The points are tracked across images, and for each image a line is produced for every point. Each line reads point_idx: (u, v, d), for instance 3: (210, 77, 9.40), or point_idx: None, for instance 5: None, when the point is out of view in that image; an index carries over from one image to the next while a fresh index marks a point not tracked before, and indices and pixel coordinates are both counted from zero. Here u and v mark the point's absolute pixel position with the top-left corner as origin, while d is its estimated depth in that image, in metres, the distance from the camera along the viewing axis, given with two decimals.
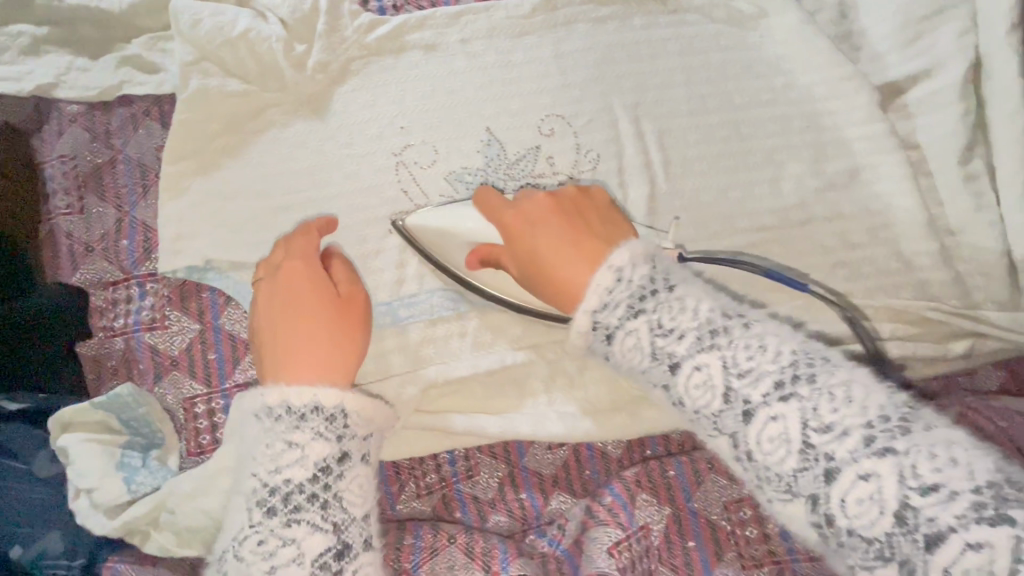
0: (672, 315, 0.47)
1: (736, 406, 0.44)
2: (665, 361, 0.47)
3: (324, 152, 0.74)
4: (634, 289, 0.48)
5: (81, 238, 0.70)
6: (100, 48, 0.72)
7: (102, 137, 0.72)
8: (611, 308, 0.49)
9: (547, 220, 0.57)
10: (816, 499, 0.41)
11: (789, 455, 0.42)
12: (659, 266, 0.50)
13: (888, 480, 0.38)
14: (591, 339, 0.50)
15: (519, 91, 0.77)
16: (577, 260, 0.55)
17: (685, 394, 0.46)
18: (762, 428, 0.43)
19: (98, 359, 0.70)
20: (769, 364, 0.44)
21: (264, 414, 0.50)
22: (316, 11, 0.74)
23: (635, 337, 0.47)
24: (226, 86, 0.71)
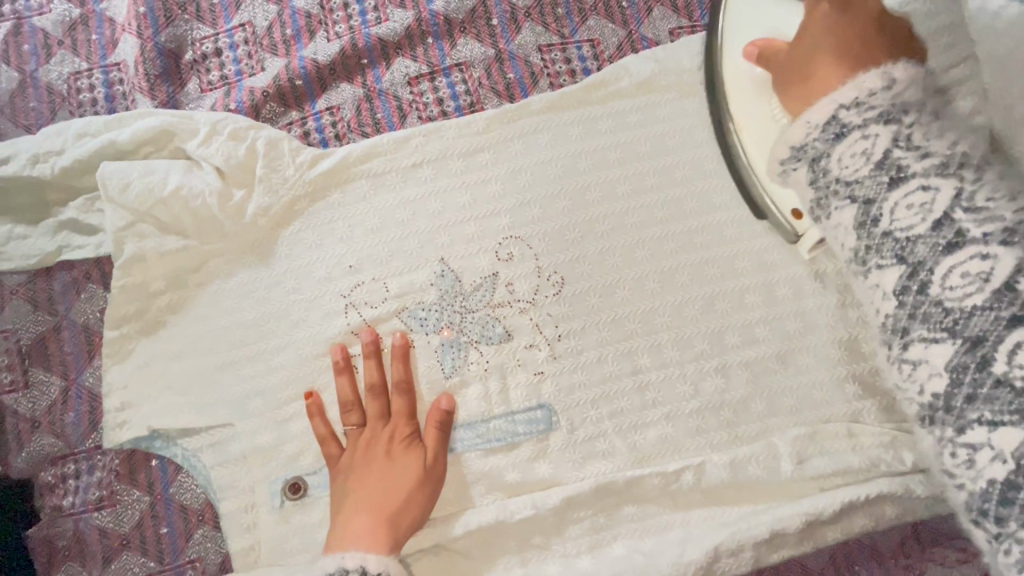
0: (927, 134, 0.35)
1: (943, 235, 0.33)
2: (890, 172, 0.35)
3: (271, 299, 0.70)
4: (898, 100, 0.36)
5: (25, 414, 0.68)
6: (37, 213, 0.70)
7: (45, 305, 0.70)
8: (915, 150, 0.35)
9: (848, 16, 0.42)
10: (982, 342, 0.31)
11: (922, 223, 0.33)
12: (929, 103, 0.36)
13: (947, 195, 0.33)
14: (790, 156, 0.39)
15: (473, 214, 0.71)
16: (833, 62, 0.41)
17: (886, 210, 0.35)
18: (906, 195, 0.34)
19: (49, 541, 0.66)
20: (943, 147, 0.34)
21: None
22: (252, 154, 0.70)
23: (864, 146, 0.35)
24: (163, 245, 0.68)
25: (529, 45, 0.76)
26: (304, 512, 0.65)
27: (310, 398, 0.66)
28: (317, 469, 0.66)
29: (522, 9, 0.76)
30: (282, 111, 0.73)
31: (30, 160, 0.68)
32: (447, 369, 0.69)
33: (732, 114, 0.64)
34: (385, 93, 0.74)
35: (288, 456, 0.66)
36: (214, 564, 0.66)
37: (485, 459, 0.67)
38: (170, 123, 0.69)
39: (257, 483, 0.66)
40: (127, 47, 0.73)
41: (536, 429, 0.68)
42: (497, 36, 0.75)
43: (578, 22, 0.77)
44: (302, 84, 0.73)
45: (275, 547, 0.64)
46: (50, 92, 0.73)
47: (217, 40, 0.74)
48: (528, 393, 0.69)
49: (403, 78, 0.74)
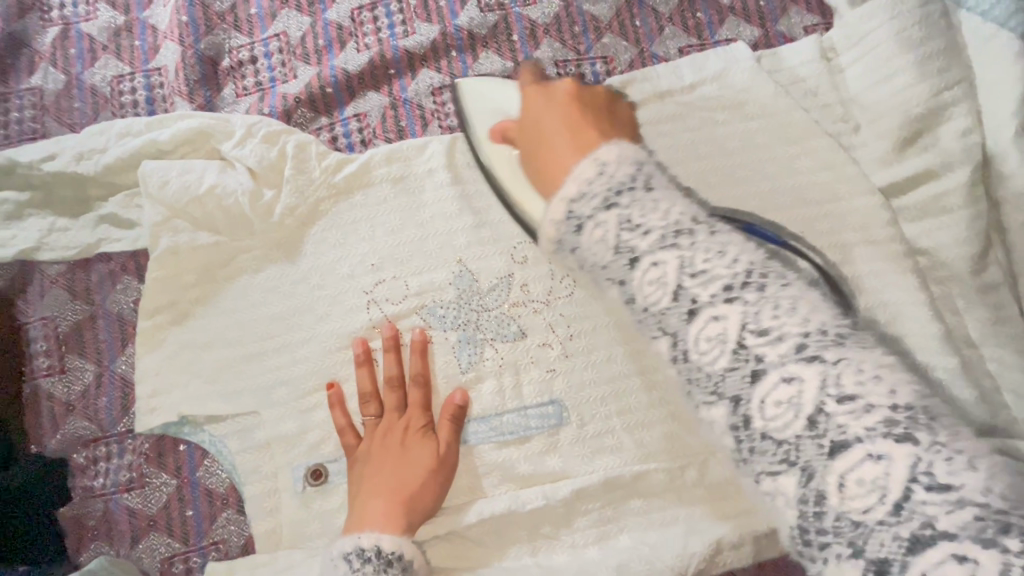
0: (643, 211, 0.32)
1: (745, 366, 0.29)
2: (625, 256, 0.31)
3: (296, 294, 0.73)
4: (614, 181, 0.33)
5: (61, 398, 0.71)
6: (79, 206, 0.74)
7: (83, 294, 0.73)
8: (640, 231, 0.31)
9: (571, 109, 0.44)
10: (739, 402, 0.29)
11: (725, 360, 0.29)
12: (641, 176, 0.34)
13: (736, 323, 0.29)
14: (559, 231, 0.34)
15: (491, 217, 0.75)
16: (568, 145, 0.40)
17: (635, 290, 0.31)
18: (702, 328, 0.30)
19: (80, 520, 0.69)
20: (725, 268, 0.30)
21: (352, 555, 0.55)
22: (283, 156, 0.73)
23: (604, 229, 0.32)
24: (197, 240, 0.72)
25: (546, 60, 0.79)
26: (324, 497, 0.68)
27: (331, 389, 0.69)
28: (337, 457, 0.69)
29: (540, 26, 0.80)
30: (312, 117, 0.77)
31: (76, 157, 0.72)
32: (463, 365, 0.72)
33: (501, 175, 0.64)
34: (409, 102, 0.78)
35: (310, 444, 0.69)
36: (236, 546, 0.69)
37: (498, 452, 0.70)
38: (208, 126, 0.73)
39: (279, 469, 0.69)
40: (168, 53, 0.78)
41: (547, 424, 0.71)
42: (516, 50, 0.79)
43: (593, 40, 0.80)
44: (332, 92, 0.77)
45: (296, 531, 0.67)
46: (94, 94, 0.77)
47: (253, 49, 0.78)
48: (540, 390, 0.72)
49: (427, 88, 0.78)
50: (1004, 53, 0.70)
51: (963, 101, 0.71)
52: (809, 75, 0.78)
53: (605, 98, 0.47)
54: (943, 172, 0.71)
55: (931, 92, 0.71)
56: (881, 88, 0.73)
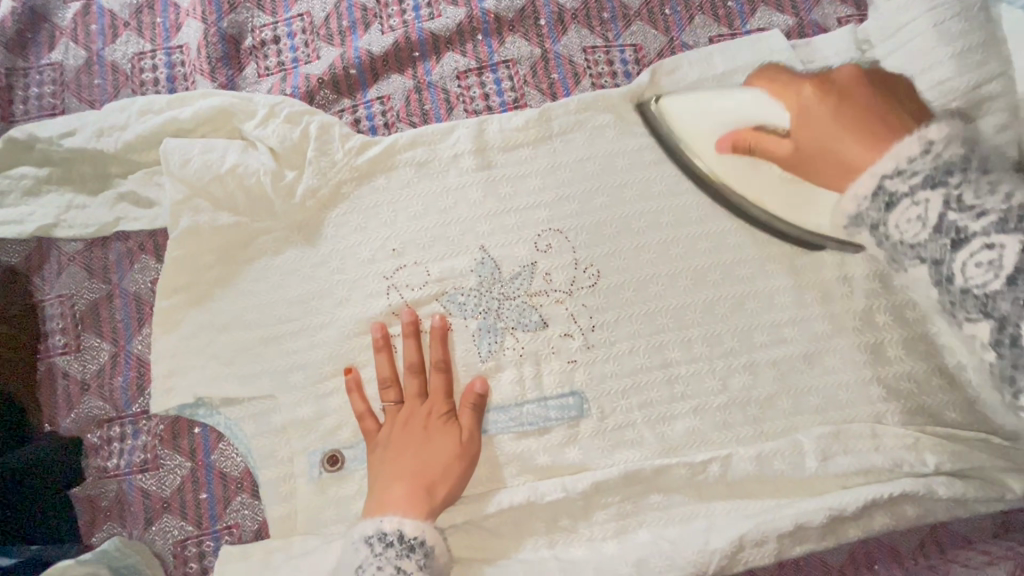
0: (976, 192, 0.46)
1: (949, 236, 0.47)
2: (949, 235, 0.47)
3: (315, 278, 0.72)
4: (939, 160, 0.49)
5: (77, 376, 0.70)
6: (98, 184, 0.73)
7: (100, 273, 0.72)
8: (903, 176, 0.50)
9: (844, 104, 0.59)
10: (978, 298, 0.46)
11: (996, 279, 0.44)
12: (973, 158, 0.48)
13: (1012, 250, 0.44)
14: (865, 207, 0.52)
15: (515, 204, 0.74)
16: (861, 145, 0.55)
17: (894, 229, 0.50)
18: (972, 255, 0.46)
19: (91, 500, 0.68)
20: (994, 203, 0.45)
21: (373, 538, 0.56)
22: (306, 137, 0.72)
23: (922, 208, 0.48)
24: (217, 220, 0.71)
25: (574, 47, 0.78)
26: (340, 483, 0.67)
27: (349, 374, 0.68)
28: (354, 442, 0.68)
29: (568, 12, 0.79)
30: (334, 99, 0.76)
31: (94, 134, 0.71)
32: (484, 353, 0.71)
33: (709, 168, 0.71)
34: (434, 86, 0.77)
35: (327, 429, 0.69)
36: (249, 531, 0.68)
37: (517, 442, 0.69)
38: (230, 104, 0.72)
39: (295, 454, 0.68)
40: (190, 31, 0.77)
41: (568, 415, 0.70)
42: (544, 36, 0.78)
43: (621, 27, 0.79)
44: (356, 73, 0.76)
45: (310, 516, 0.66)
46: (114, 71, 0.76)
47: (276, 28, 0.77)
48: (562, 380, 0.71)
49: (452, 72, 0.77)
50: None
51: (1001, 96, 0.69)
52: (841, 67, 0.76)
53: (857, 80, 0.60)
54: None
55: (968, 86, 0.69)
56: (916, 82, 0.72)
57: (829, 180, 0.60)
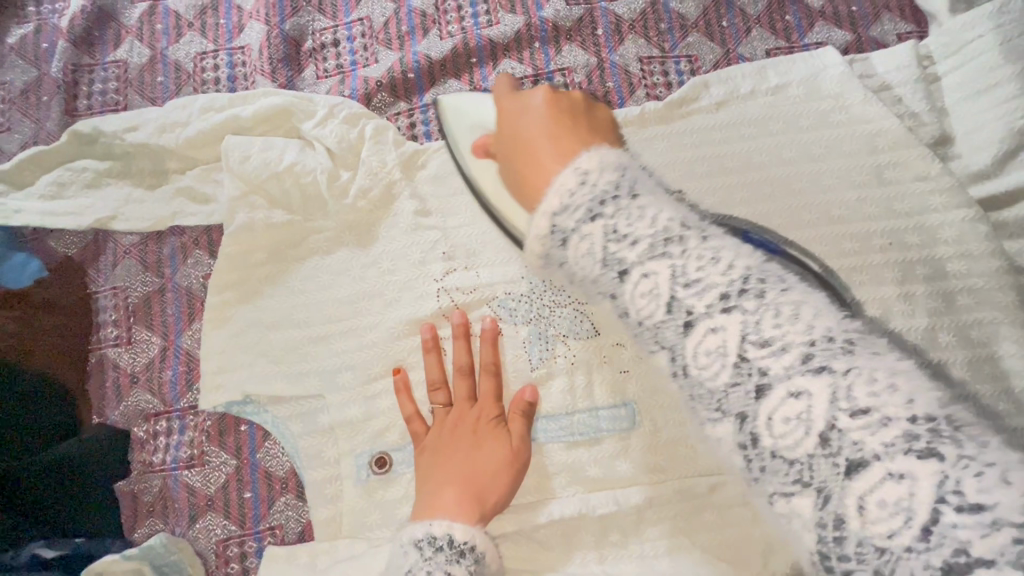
0: (629, 219, 0.30)
1: (676, 317, 0.28)
2: (614, 270, 0.30)
3: (367, 278, 0.72)
4: (595, 189, 0.31)
5: (127, 369, 0.70)
6: (156, 179, 0.73)
7: (153, 267, 0.72)
8: (571, 210, 0.32)
9: (555, 110, 0.43)
10: (745, 421, 0.26)
11: (723, 376, 0.27)
12: (629, 178, 0.32)
13: (734, 335, 0.27)
14: (547, 248, 0.33)
15: None
16: (553, 154, 0.38)
17: (685, 361, 0.28)
18: (698, 343, 0.28)
19: (134, 495, 0.67)
20: (719, 274, 0.28)
21: (424, 542, 0.52)
22: (362, 138, 0.73)
23: (589, 245, 0.30)
24: (271, 217, 0.71)
25: (630, 56, 0.78)
26: (388, 486, 0.66)
27: (397, 375, 0.67)
28: (401, 446, 0.67)
29: (625, 22, 0.79)
30: (391, 102, 0.76)
31: (157, 130, 0.72)
32: (534, 360, 0.70)
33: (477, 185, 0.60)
34: (489, 92, 0.77)
35: (374, 431, 0.68)
36: (293, 532, 0.67)
37: (566, 454, 0.67)
38: (290, 104, 0.72)
39: (342, 456, 0.67)
40: (253, 32, 0.78)
41: (618, 427, 0.68)
42: (600, 45, 0.78)
43: (678, 38, 0.79)
44: (413, 77, 0.77)
45: (356, 518, 0.65)
46: (176, 69, 0.77)
47: (336, 32, 0.78)
48: (612, 391, 0.69)
49: (508, 79, 0.77)
50: None
51: None
52: (902, 82, 0.75)
53: (580, 99, 0.46)
54: None
55: None
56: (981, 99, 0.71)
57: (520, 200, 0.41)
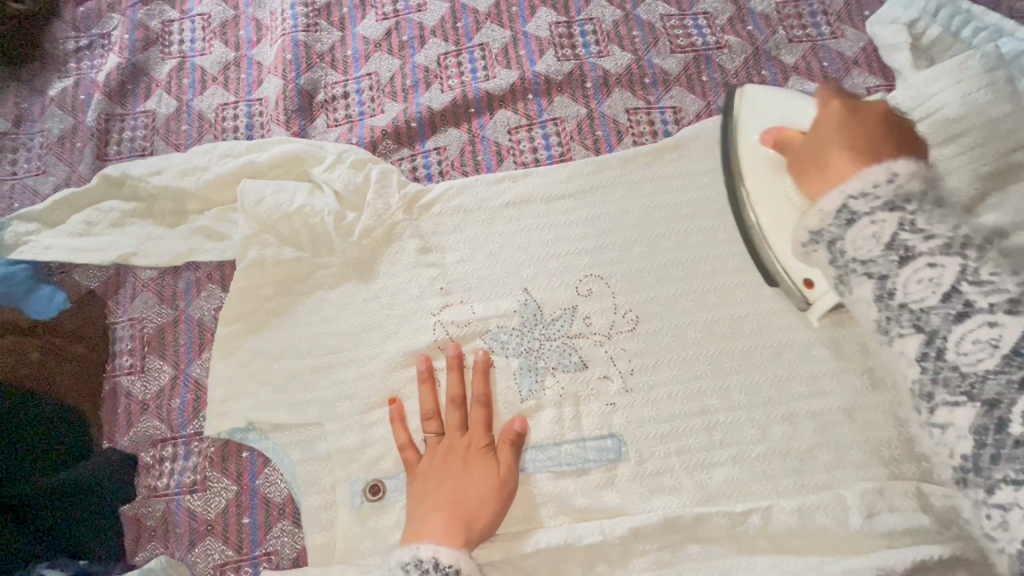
0: (930, 220, 0.44)
1: (954, 305, 0.42)
2: (897, 252, 0.44)
3: (368, 312, 0.76)
4: (900, 191, 0.46)
5: (138, 397, 0.73)
6: (175, 218, 0.79)
7: (169, 299, 0.77)
8: (868, 198, 0.46)
9: (854, 122, 0.54)
10: (996, 406, 0.40)
11: (990, 359, 0.40)
12: (930, 191, 0.46)
13: (1013, 331, 0.40)
14: (824, 222, 0.48)
15: (559, 250, 0.78)
16: (848, 154, 0.51)
17: (952, 342, 0.42)
18: (970, 331, 0.41)
19: (139, 519, 0.69)
20: (1012, 285, 0.41)
21: (412, 563, 0.56)
22: (367, 182, 0.78)
23: (878, 227, 0.45)
24: (280, 254, 0.76)
25: (617, 107, 0.83)
26: (382, 513, 0.68)
27: (393, 404, 0.71)
28: (394, 474, 0.70)
29: (611, 76, 0.84)
30: (395, 148, 0.82)
31: (180, 173, 0.78)
32: (525, 391, 0.73)
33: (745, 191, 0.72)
34: (487, 139, 0.83)
35: (370, 459, 0.71)
36: (288, 558, 0.69)
37: (554, 484, 0.69)
38: (302, 150, 0.78)
39: (338, 482, 0.70)
40: (270, 86, 0.85)
41: (606, 457, 0.70)
42: (590, 96, 0.84)
43: (662, 91, 0.84)
44: (416, 126, 0.83)
45: (350, 544, 0.67)
46: (200, 119, 0.84)
47: (346, 85, 0.85)
48: (600, 421, 0.72)
49: (504, 127, 0.83)
50: None
51: None
52: None
53: (884, 112, 0.54)
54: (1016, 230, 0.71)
55: (999, 152, 0.72)
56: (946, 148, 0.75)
57: (808, 187, 0.55)
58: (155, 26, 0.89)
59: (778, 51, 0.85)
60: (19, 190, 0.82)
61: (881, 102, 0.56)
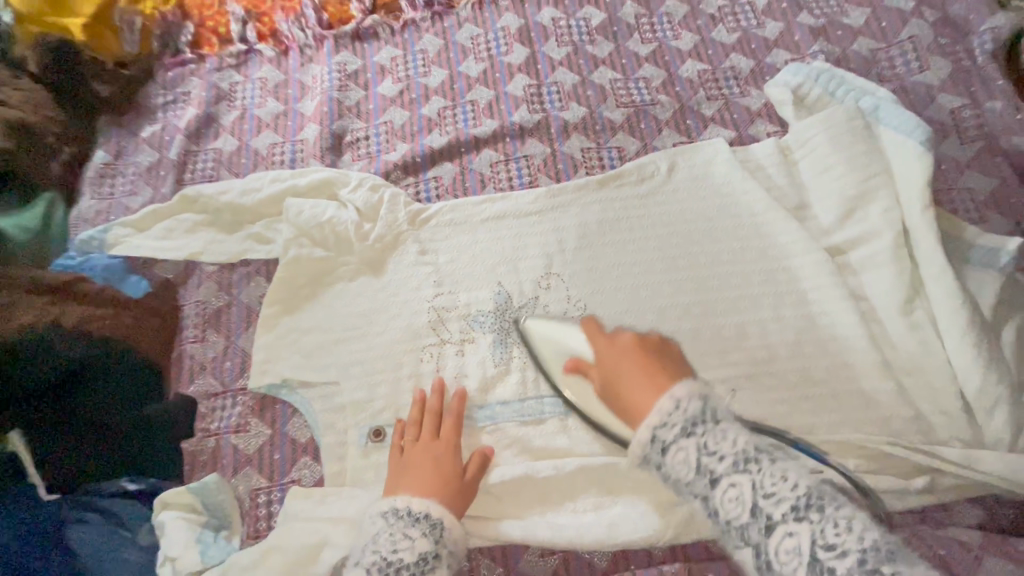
0: (716, 442, 0.62)
1: (760, 520, 0.58)
2: (706, 475, 0.62)
3: (377, 298, 0.98)
4: (687, 413, 0.65)
5: (200, 360, 0.95)
6: (234, 227, 1.03)
7: (226, 287, 1.00)
8: (669, 427, 0.65)
9: (626, 357, 0.77)
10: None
11: (801, 566, 0.55)
12: (705, 408, 0.65)
13: (805, 537, 0.56)
14: (647, 449, 0.66)
15: (526, 253, 0.99)
16: (638, 386, 0.72)
17: (773, 556, 0.57)
18: (781, 542, 0.57)
19: (194, 454, 0.89)
20: (789, 490, 0.58)
21: (389, 512, 0.72)
22: (381, 200, 1.02)
23: (685, 453, 0.63)
24: (313, 254, 0.99)
25: (575, 147, 1.08)
26: (383, 449, 0.88)
27: (418, 391, 0.91)
28: (394, 421, 0.90)
29: (570, 125, 1.09)
30: (403, 177, 1.07)
31: (241, 193, 1.03)
32: (498, 360, 0.94)
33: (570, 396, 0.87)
34: (474, 171, 1.07)
35: (375, 409, 0.91)
36: (308, 485, 0.88)
37: (519, 430, 0.89)
38: (333, 177, 1.03)
39: (349, 427, 0.90)
40: (310, 131, 1.11)
41: (559, 411, 0.90)
42: (554, 139, 1.09)
43: (610, 136, 1.09)
44: (420, 160, 1.08)
45: (358, 472, 0.87)
46: (255, 154, 1.10)
47: (368, 130, 1.11)
48: (554, 384, 0.91)
49: (486, 162, 1.08)
50: (913, 154, 0.93)
51: (884, 187, 0.95)
52: (768, 165, 1.03)
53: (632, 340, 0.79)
54: (874, 238, 0.94)
55: (860, 180, 0.96)
56: (822, 178, 0.98)
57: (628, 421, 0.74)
58: (225, 87, 1.17)
59: (699, 106, 1.10)
60: (115, 206, 1.06)
61: (634, 332, 0.81)
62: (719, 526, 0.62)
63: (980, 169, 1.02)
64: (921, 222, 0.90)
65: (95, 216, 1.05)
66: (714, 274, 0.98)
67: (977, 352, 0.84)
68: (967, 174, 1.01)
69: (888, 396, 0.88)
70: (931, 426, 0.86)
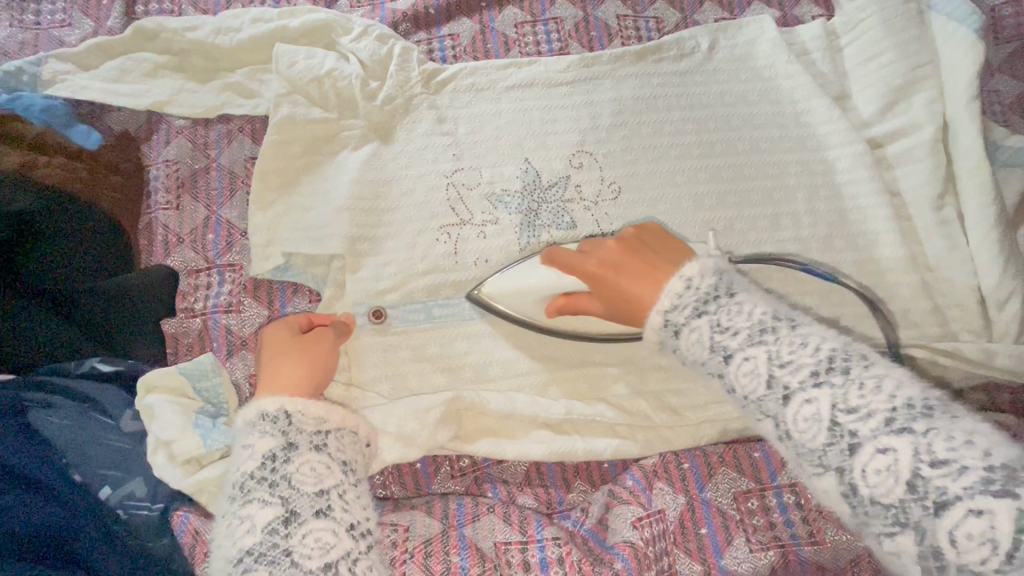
0: (730, 316, 0.52)
1: (777, 390, 0.49)
2: (720, 353, 0.52)
3: (386, 168, 0.84)
4: (699, 294, 0.53)
5: (174, 229, 0.82)
6: (208, 76, 0.86)
7: (201, 147, 0.85)
8: (681, 309, 0.54)
9: (623, 262, 0.61)
10: (842, 469, 0.46)
11: (820, 436, 0.47)
12: (720, 283, 0.54)
13: (825, 405, 0.47)
14: (661, 334, 0.55)
15: (556, 128, 0.88)
16: (641, 286, 0.58)
17: (792, 425, 0.48)
18: (798, 410, 0.48)
19: (177, 336, 0.79)
20: (808, 357, 0.48)
21: (258, 419, 0.58)
22: (390, 55, 0.88)
23: (699, 334, 0.52)
24: (310, 113, 0.84)
25: (609, 14, 0.98)
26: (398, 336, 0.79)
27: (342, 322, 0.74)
28: (403, 307, 0.80)
29: None
30: (413, 31, 0.94)
31: (214, 32, 0.84)
32: (523, 243, 0.83)
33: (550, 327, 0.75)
34: (496, 30, 0.95)
35: (382, 291, 0.80)
36: None
37: None
38: (331, 20, 0.87)
39: (356, 311, 0.79)
40: None
41: None
42: (586, 3, 0.98)
43: (647, 4, 1.00)
44: (433, 13, 0.94)
45: (367, 358, 0.78)
46: None
47: None
48: None
49: (511, 23, 0.95)
50: (965, 41, 0.89)
51: (931, 77, 0.91)
52: (814, 51, 0.97)
53: (620, 242, 0.62)
54: (916, 131, 0.91)
55: (907, 69, 0.92)
56: (865, 67, 0.94)
57: (634, 320, 0.60)
58: None
59: None
60: (44, 39, 0.85)
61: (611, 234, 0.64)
62: (736, 400, 0.53)
63: (1010, 72, 0.99)
64: (962, 116, 0.89)
65: (18, 49, 0.84)
66: (752, 162, 0.91)
67: (999, 246, 0.85)
68: (998, 76, 0.99)
69: (915, 291, 0.87)
70: (945, 319, 0.87)
